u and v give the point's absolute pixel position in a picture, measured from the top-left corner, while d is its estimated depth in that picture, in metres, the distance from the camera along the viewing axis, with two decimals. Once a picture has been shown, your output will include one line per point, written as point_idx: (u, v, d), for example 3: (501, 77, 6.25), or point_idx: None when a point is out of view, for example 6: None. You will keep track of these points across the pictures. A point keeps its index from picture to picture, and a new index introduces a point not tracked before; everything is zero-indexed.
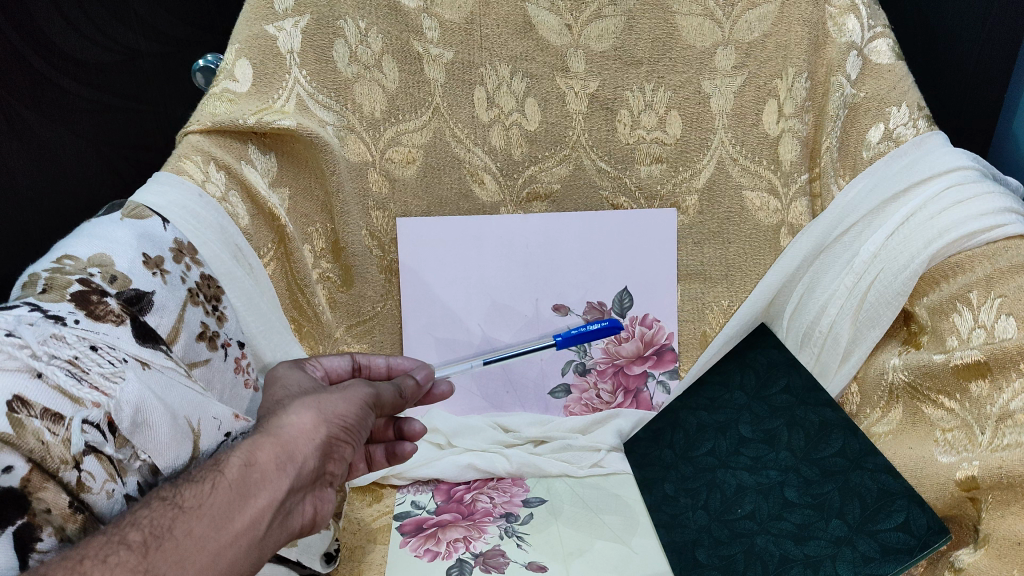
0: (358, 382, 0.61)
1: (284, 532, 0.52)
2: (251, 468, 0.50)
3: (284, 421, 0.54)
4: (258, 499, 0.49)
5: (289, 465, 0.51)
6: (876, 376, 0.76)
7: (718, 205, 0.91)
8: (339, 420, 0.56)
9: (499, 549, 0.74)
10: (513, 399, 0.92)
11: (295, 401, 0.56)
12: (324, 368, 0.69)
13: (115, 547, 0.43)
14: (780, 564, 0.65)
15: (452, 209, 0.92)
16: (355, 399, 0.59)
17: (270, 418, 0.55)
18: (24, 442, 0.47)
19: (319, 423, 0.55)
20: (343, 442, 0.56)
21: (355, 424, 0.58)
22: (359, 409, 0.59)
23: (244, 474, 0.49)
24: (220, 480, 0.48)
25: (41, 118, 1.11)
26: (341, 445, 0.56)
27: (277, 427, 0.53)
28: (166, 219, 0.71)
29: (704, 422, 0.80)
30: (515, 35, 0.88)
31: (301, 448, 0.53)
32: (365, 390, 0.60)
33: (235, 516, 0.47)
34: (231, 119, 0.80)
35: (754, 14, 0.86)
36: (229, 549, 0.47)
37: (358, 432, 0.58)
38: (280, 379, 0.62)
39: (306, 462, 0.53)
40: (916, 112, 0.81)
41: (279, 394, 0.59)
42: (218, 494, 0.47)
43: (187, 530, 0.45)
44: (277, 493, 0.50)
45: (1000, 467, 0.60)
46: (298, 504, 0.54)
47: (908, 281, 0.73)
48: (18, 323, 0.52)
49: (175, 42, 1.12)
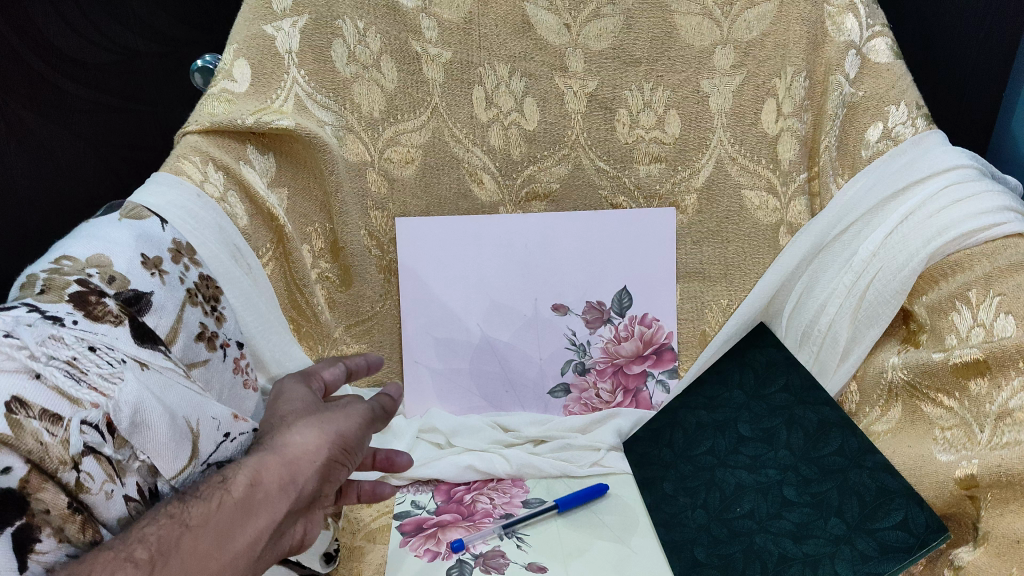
0: (356, 401, 0.61)
1: (274, 553, 0.53)
2: (255, 487, 0.51)
3: (288, 439, 0.55)
4: (258, 519, 0.50)
5: (291, 487, 0.52)
6: (874, 374, 0.76)
7: (717, 204, 0.91)
8: (340, 441, 0.57)
9: (499, 550, 0.73)
10: (512, 398, 0.93)
11: (299, 420, 0.57)
12: (325, 380, 0.68)
13: (121, 563, 0.43)
14: (779, 563, 0.65)
15: (451, 209, 0.92)
16: (356, 419, 0.59)
17: (274, 436, 0.55)
18: (22, 443, 0.47)
19: (322, 444, 0.55)
20: (341, 464, 0.57)
21: (354, 444, 0.58)
22: (359, 431, 0.59)
23: (249, 494, 0.50)
24: (226, 498, 0.49)
25: (38, 118, 1.08)
26: (337, 467, 0.57)
27: (281, 445, 0.54)
28: (164, 219, 0.71)
29: (703, 421, 0.80)
30: (514, 35, 0.88)
31: (302, 469, 0.54)
32: (365, 409, 0.61)
33: (237, 535, 0.48)
34: (229, 119, 0.80)
35: (753, 13, 0.86)
36: (228, 567, 0.48)
37: (356, 453, 0.58)
38: (285, 393, 0.63)
39: (306, 485, 0.53)
40: (914, 111, 0.81)
41: (283, 411, 0.60)
42: (223, 512, 0.48)
43: (192, 546, 0.46)
44: (276, 515, 0.51)
45: (999, 465, 0.60)
46: (291, 526, 0.54)
47: (907, 280, 0.73)
48: (16, 324, 0.52)
49: (173, 42, 1.15)
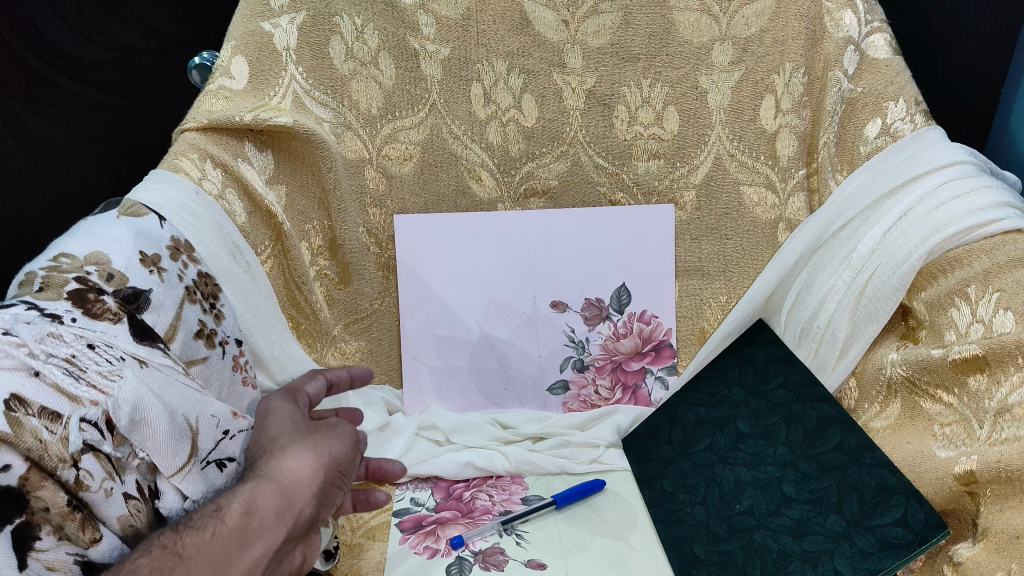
0: (344, 425, 0.64)
1: None
2: (252, 515, 0.51)
3: (283, 464, 0.56)
4: (255, 548, 0.51)
5: (287, 513, 0.54)
6: (874, 370, 0.76)
7: (716, 200, 0.91)
8: (334, 465, 0.59)
9: (498, 548, 0.73)
10: (511, 395, 0.93)
11: (292, 444, 0.59)
12: (308, 396, 0.69)
13: None
14: (779, 560, 0.65)
15: (449, 206, 0.92)
16: (347, 442, 0.61)
17: (268, 461, 0.56)
18: (21, 441, 0.47)
19: (317, 470, 0.57)
20: (336, 485, 0.59)
21: (347, 467, 0.60)
22: (350, 454, 0.61)
23: (245, 521, 0.51)
24: (221, 527, 0.49)
25: (37, 117, 1.10)
26: (333, 491, 0.59)
27: (277, 471, 0.55)
28: (162, 217, 0.71)
29: (702, 418, 0.80)
30: (512, 31, 0.87)
31: (298, 493, 0.55)
32: (352, 432, 0.63)
33: (234, 564, 0.49)
34: (228, 116, 0.80)
35: (751, 10, 0.86)
36: None
37: (348, 475, 0.61)
38: (273, 413, 0.63)
39: (302, 510, 0.55)
40: (913, 107, 0.81)
41: (275, 431, 0.60)
42: (218, 542, 0.49)
43: None
44: (274, 542, 0.52)
45: (999, 461, 0.60)
46: (288, 551, 0.56)
47: (906, 276, 0.73)
48: (14, 322, 0.52)
49: (171, 40, 1.12)
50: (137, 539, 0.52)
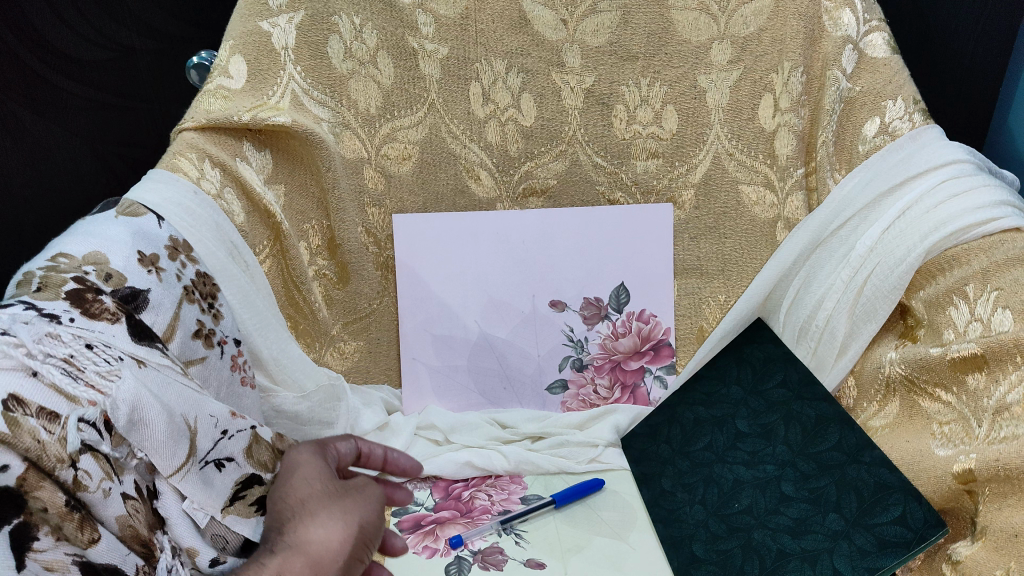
0: (374, 490, 0.66)
1: None
2: None
3: (314, 534, 0.58)
4: None
5: None
6: (872, 368, 0.76)
7: (715, 199, 0.91)
8: (361, 534, 0.61)
9: (497, 547, 0.73)
10: (509, 395, 0.93)
11: (322, 511, 0.61)
12: (337, 453, 0.72)
13: None
14: (777, 559, 0.65)
15: (448, 205, 0.92)
16: (374, 510, 0.64)
17: (298, 527, 0.58)
18: (20, 441, 0.47)
19: (345, 542, 0.59)
20: (359, 557, 0.61)
21: (371, 535, 0.63)
22: (376, 523, 0.63)
23: None
24: None
25: (37, 117, 1.10)
26: (356, 561, 0.61)
27: (305, 541, 0.57)
28: (160, 217, 0.71)
29: (701, 417, 0.80)
30: (511, 30, 0.87)
31: (326, 566, 0.57)
32: (379, 497, 0.66)
33: None
34: (226, 116, 0.80)
35: (750, 9, 0.86)
36: None
37: (371, 545, 0.63)
38: (303, 468, 0.65)
39: None
40: (912, 106, 0.82)
41: (305, 491, 0.62)
42: None
43: None
44: None
45: (997, 460, 0.60)
46: None
47: (904, 275, 0.73)
48: (13, 322, 0.52)
49: (168, 39, 1.11)
50: (136, 539, 0.52)
